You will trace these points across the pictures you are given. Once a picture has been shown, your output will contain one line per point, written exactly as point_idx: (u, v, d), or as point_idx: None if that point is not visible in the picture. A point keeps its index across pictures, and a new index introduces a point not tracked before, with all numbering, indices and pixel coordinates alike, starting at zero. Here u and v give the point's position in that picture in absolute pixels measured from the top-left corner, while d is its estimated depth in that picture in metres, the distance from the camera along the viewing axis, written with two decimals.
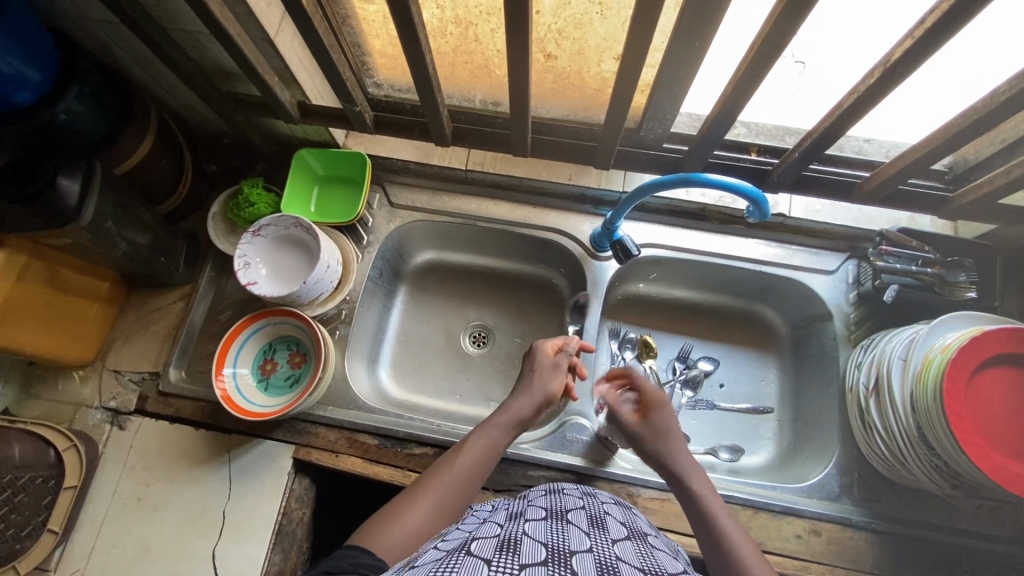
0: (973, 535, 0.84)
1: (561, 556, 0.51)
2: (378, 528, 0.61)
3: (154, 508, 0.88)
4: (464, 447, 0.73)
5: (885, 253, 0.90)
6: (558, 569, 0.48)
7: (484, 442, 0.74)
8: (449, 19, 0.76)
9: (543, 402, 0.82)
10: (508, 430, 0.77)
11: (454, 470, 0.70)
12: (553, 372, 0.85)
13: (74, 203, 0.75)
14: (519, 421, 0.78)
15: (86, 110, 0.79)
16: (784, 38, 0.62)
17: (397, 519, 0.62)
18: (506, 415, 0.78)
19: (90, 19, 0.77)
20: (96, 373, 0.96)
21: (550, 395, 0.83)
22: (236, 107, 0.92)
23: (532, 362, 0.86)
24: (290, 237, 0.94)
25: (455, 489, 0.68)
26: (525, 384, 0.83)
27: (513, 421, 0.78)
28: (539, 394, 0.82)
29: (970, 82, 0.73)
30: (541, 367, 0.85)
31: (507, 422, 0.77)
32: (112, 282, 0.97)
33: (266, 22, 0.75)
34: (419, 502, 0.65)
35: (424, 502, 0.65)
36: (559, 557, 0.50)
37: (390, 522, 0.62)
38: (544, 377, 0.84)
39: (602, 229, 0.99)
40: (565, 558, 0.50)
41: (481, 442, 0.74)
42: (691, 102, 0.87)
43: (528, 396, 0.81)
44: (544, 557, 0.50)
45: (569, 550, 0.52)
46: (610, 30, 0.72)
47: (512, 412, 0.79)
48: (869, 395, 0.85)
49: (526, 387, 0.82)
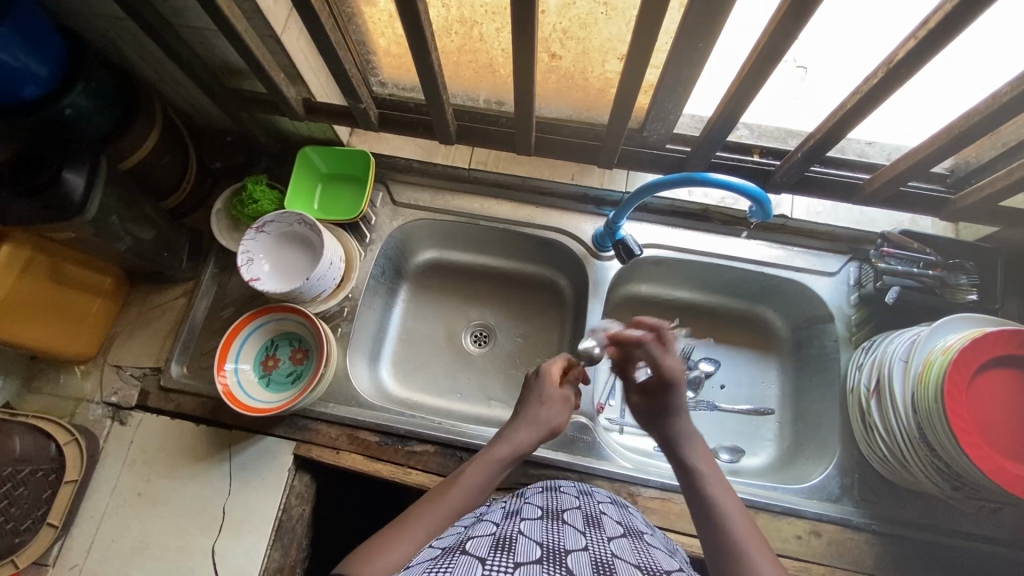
0: (974, 537, 0.84)
1: (556, 554, 0.51)
2: (358, 562, 0.54)
3: (154, 504, 0.88)
4: (460, 481, 0.66)
5: (887, 255, 0.90)
6: (553, 568, 0.48)
7: (482, 475, 0.68)
8: (454, 17, 0.76)
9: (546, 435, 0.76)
10: (506, 466, 0.71)
11: (447, 506, 0.63)
12: (561, 398, 0.78)
13: (79, 197, 0.75)
14: (519, 455, 0.72)
15: (91, 104, 0.80)
16: (787, 40, 0.62)
17: (382, 551, 0.56)
18: (506, 449, 0.72)
19: (96, 14, 0.78)
20: (98, 368, 0.97)
21: (555, 429, 0.77)
22: (242, 104, 0.93)
23: (539, 389, 0.78)
24: (293, 234, 0.94)
25: (447, 524, 0.62)
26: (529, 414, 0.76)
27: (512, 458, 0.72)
28: (543, 426, 0.75)
29: (970, 87, 0.73)
30: (550, 398, 0.77)
31: (508, 457, 0.71)
32: (114, 277, 0.97)
33: (273, 19, 0.75)
34: (410, 533, 0.59)
35: (414, 534, 0.59)
36: (553, 556, 0.50)
37: (372, 553, 0.55)
38: (551, 410, 0.77)
39: (604, 230, 0.99)
40: (559, 556, 0.50)
41: (476, 475, 0.67)
42: (694, 103, 0.88)
43: (532, 428, 0.74)
44: (539, 555, 0.50)
45: (564, 549, 0.52)
46: (614, 31, 0.73)
47: (512, 445, 0.72)
48: (870, 396, 0.85)
49: (529, 417, 0.75)
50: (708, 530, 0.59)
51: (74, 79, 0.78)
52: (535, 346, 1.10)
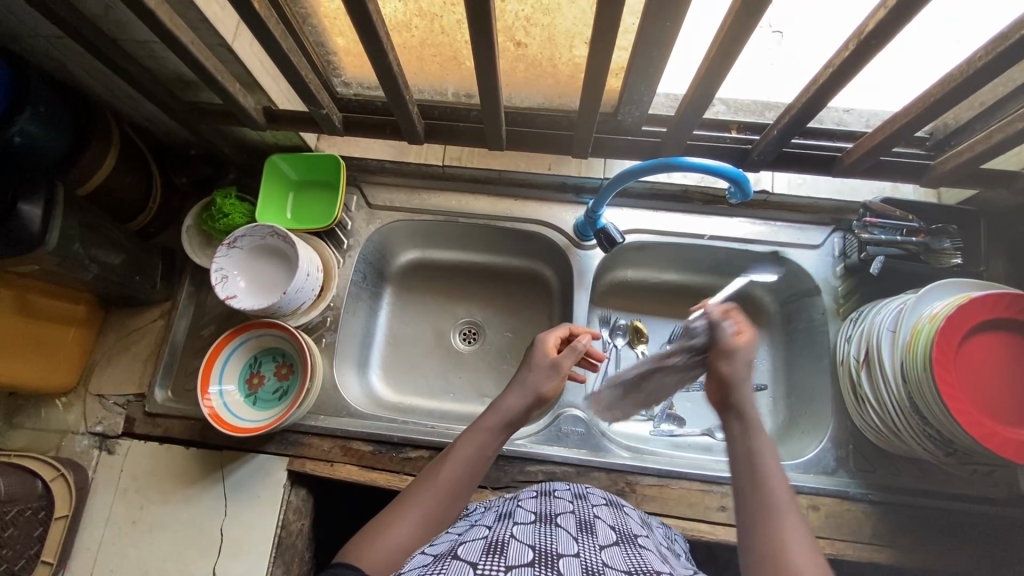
0: (970, 499, 0.85)
1: (549, 557, 0.50)
2: (361, 545, 0.56)
3: (149, 531, 0.87)
4: (452, 451, 0.66)
5: (869, 225, 0.89)
6: (544, 571, 0.48)
7: (477, 443, 0.67)
8: (412, 11, 0.73)
9: (534, 402, 0.73)
10: (498, 432, 0.70)
11: (440, 478, 0.64)
12: (548, 365, 0.76)
13: (37, 228, 0.73)
14: (510, 422, 0.71)
15: (43, 131, 0.77)
16: (754, 17, 0.60)
17: (378, 537, 0.57)
18: (494, 417, 0.70)
19: (35, 34, 0.74)
20: (79, 399, 0.94)
21: (544, 397, 0.74)
22: (199, 116, 0.89)
23: (529, 359, 0.78)
24: (267, 247, 0.91)
25: (443, 496, 0.63)
26: (517, 383, 0.75)
27: (503, 425, 0.70)
28: (529, 392, 0.73)
29: (948, 41, 0.71)
30: (537, 365, 0.76)
31: (500, 423, 0.70)
32: (87, 304, 0.94)
33: (222, 27, 0.72)
34: (407, 512, 0.60)
35: (411, 513, 0.60)
36: (546, 560, 0.50)
37: (373, 541, 0.57)
38: (538, 376, 0.75)
39: (584, 219, 0.97)
40: (551, 560, 0.50)
41: (468, 446, 0.67)
42: (666, 83, 0.85)
43: (517, 393, 0.73)
44: (531, 558, 0.50)
45: (557, 552, 0.51)
46: (577, 15, 0.70)
47: (501, 412, 0.71)
48: (861, 367, 0.85)
49: (515, 384, 0.74)
50: (747, 511, 0.53)
51: (21, 106, 0.74)
52: (524, 340, 1.09)
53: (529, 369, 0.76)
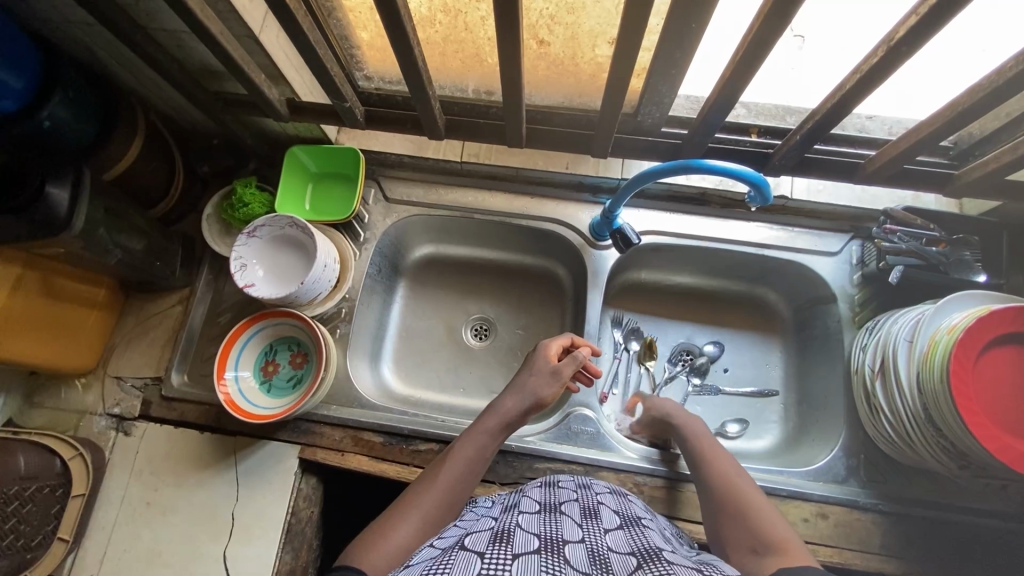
0: (980, 513, 0.84)
1: (555, 544, 0.50)
2: (364, 548, 0.57)
3: (162, 513, 0.88)
4: (449, 456, 0.69)
5: (889, 233, 0.88)
6: (551, 557, 0.48)
7: (473, 446, 0.70)
8: (437, 7, 0.73)
9: (533, 407, 0.75)
10: (496, 435, 0.73)
11: (438, 483, 0.66)
12: (549, 370, 0.78)
13: (64, 212, 0.74)
14: (507, 425, 0.74)
15: (71, 116, 0.79)
16: (781, 22, 0.60)
17: (381, 539, 0.58)
18: (491, 421, 0.73)
19: (67, 20, 0.75)
20: (98, 380, 0.96)
21: (544, 401, 0.76)
22: (224, 106, 0.90)
23: (531, 364, 0.80)
24: (285, 238, 0.93)
25: (442, 499, 0.65)
26: (517, 385, 0.77)
27: (500, 428, 0.73)
28: (529, 396, 0.75)
29: (973, 49, 0.71)
30: (537, 369, 0.78)
31: (497, 427, 0.73)
32: (107, 288, 0.95)
33: (250, 19, 0.74)
34: (406, 515, 0.62)
35: (410, 515, 0.62)
36: (552, 546, 0.50)
37: (374, 544, 0.58)
38: (539, 380, 0.77)
39: (600, 218, 0.97)
40: (558, 546, 0.50)
41: (465, 450, 0.70)
42: (689, 85, 0.85)
43: (516, 396, 0.75)
44: (537, 546, 0.50)
45: (562, 539, 0.52)
46: (602, 14, 0.70)
47: (498, 415, 0.74)
48: (875, 377, 0.85)
49: (515, 386, 0.76)
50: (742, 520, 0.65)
51: (51, 92, 0.76)
52: (535, 338, 1.09)
53: (531, 371, 0.78)
